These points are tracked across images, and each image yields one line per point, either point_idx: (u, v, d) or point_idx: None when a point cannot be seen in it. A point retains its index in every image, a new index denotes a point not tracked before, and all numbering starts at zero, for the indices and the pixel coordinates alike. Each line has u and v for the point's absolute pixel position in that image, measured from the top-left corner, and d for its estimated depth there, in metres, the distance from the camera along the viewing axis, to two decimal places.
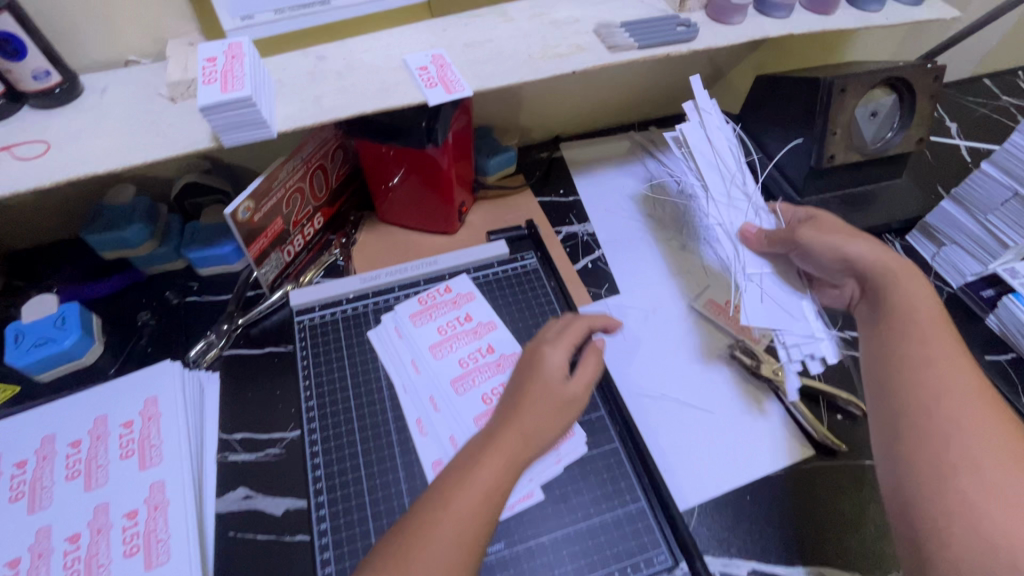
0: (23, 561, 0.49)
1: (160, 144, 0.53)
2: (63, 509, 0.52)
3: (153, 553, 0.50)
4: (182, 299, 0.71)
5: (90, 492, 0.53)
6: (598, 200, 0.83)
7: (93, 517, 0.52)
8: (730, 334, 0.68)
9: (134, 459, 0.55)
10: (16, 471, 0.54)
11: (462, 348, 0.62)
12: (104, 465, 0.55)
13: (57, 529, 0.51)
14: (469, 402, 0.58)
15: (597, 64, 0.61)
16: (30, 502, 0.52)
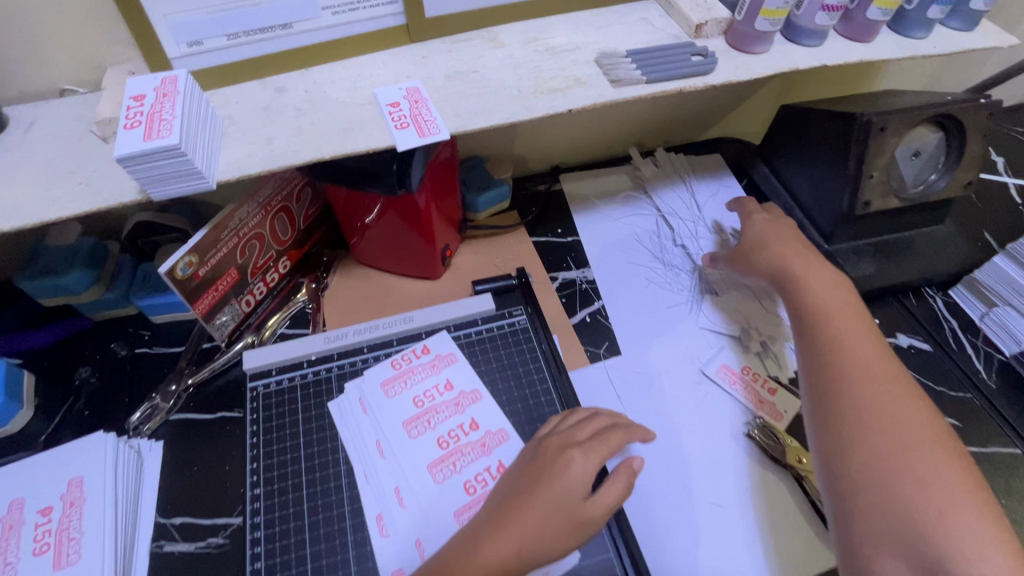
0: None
1: (83, 194, 0.46)
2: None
3: None
4: (130, 351, 0.63)
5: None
6: (600, 242, 0.74)
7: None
8: (745, 406, 0.60)
9: (49, 556, 0.48)
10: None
11: (440, 425, 0.54)
12: (13, 562, 0.47)
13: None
14: (445, 493, 0.50)
15: (598, 101, 0.52)
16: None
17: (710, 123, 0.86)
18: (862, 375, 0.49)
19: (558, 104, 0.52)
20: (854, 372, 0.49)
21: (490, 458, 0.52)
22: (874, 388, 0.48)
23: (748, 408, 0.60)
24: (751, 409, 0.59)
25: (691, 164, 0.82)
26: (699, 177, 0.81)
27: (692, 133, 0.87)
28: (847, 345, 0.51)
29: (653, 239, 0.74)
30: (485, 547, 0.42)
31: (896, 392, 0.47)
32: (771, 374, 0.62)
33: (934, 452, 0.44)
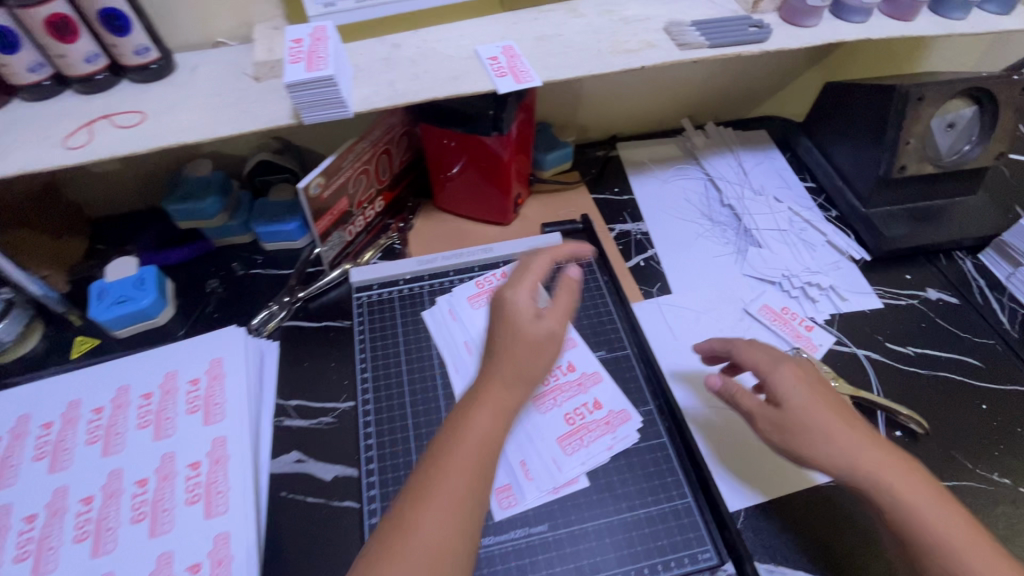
0: (97, 499, 0.52)
1: (244, 118, 0.56)
2: (134, 454, 0.55)
3: (213, 503, 0.52)
4: (247, 270, 0.74)
5: (158, 441, 0.56)
6: (654, 200, 0.82)
7: (161, 464, 0.55)
8: (785, 340, 0.67)
9: (200, 414, 0.58)
10: (94, 416, 0.58)
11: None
12: (172, 417, 0.58)
13: (128, 473, 0.54)
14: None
15: (666, 61, 0.61)
16: (104, 445, 0.56)
17: (757, 103, 0.94)
18: (800, 407, 0.49)
19: (632, 61, 0.60)
20: (798, 401, 0.50)
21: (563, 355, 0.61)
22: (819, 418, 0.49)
23: (788, 342, 0.66)
24: (790, 343, 0.66)
25: (738, 137, 0.90)
26: (748, 148, 0.88)
27: (740, 112, 0.95)
28: (793, 384, 0.51)
29: (702, 199, 0.82)
30: (477, 415, 0.47)
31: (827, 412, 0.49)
32: (808, 315, 0.69)
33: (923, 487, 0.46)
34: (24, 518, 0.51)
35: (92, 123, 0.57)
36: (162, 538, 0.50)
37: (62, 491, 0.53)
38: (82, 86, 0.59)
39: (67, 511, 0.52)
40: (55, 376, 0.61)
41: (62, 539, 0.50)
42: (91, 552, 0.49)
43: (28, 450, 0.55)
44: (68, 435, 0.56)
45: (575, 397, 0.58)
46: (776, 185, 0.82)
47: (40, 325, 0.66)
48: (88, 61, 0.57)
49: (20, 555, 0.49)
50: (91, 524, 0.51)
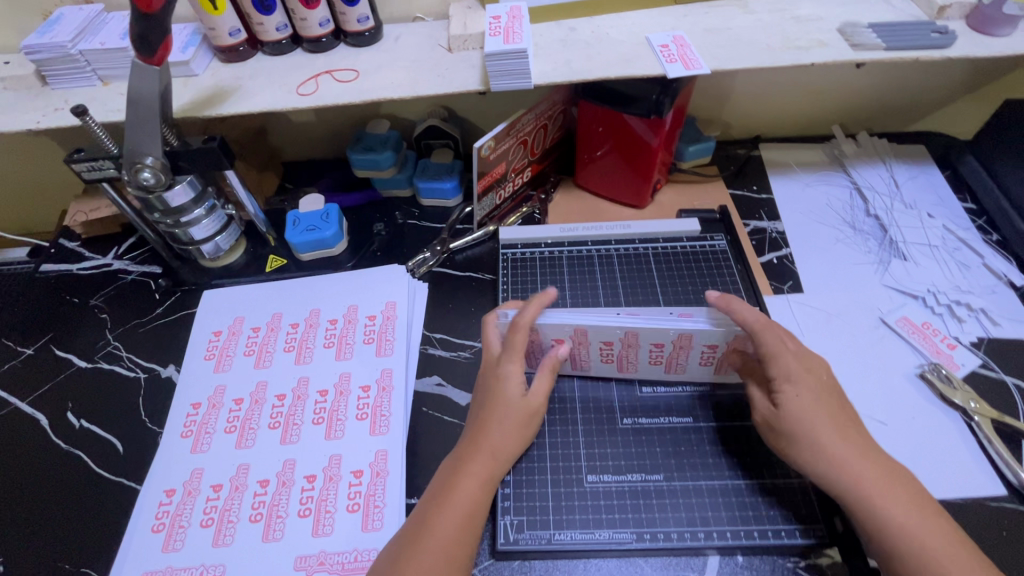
0: (288, 397, 0.62)
1: (440, 82, 0.65)
2: (320, 367, 0.65)
3: (377, 423, 0.60)
4: (406, 220, 0.84)
5: (339, 360, 0.65)
6: (793, 202, 0.82)
7: (339, 380, 0.64)
8: (922, 354, 0.65)
9: (373, 346, 0.67)
10: (292, 329, 0.68)
11: (592, 356, 0.57)
12: (352, 343, 0.67)
13: (313, 381, 0.64)
14: (645, 372, 0.59)
15: (839, 59, 0.62)
16: (297, 354, 0.66)
17: (917, 117, 0.90)
18: (795, 417, 0.50)
19: (802, 57, 0.62)
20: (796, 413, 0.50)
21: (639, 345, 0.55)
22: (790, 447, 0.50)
23: (925, 356, 0.65)
24: (927, 357, 0.65)
25: (892, 150, 0.87)
26: (901, 161, 0.85)
27: (897, 125, 0.91)
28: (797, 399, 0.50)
29: (846, 207, 0.80)
30: (461, 483, 0.49)
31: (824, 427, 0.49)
32: (952, 334, 0.66)
33: (903, 498, 0.46)
34: (234, 399, 0.63)
35: (317, 77, 0.68)
36: (336, 442, 0.59)
37: (262, 385, 0.63)
38: (311, 45, 0.71)
39: (266, 401, 0.62)
40: (254, 286, 0.74)
41: (261, 423, 0.61)
42: (281, 439, 0.59)
43: (240, 345, 0.67)
44: (271, 339, 0.68)
45: (683, 354, 0.56)
46: (934, 202, 0.79)
47: (244, 241, 0.80)
48: (320, 26, 0.69)
49: (229, 427, 0.60)
50: (282, 416, 0.61)
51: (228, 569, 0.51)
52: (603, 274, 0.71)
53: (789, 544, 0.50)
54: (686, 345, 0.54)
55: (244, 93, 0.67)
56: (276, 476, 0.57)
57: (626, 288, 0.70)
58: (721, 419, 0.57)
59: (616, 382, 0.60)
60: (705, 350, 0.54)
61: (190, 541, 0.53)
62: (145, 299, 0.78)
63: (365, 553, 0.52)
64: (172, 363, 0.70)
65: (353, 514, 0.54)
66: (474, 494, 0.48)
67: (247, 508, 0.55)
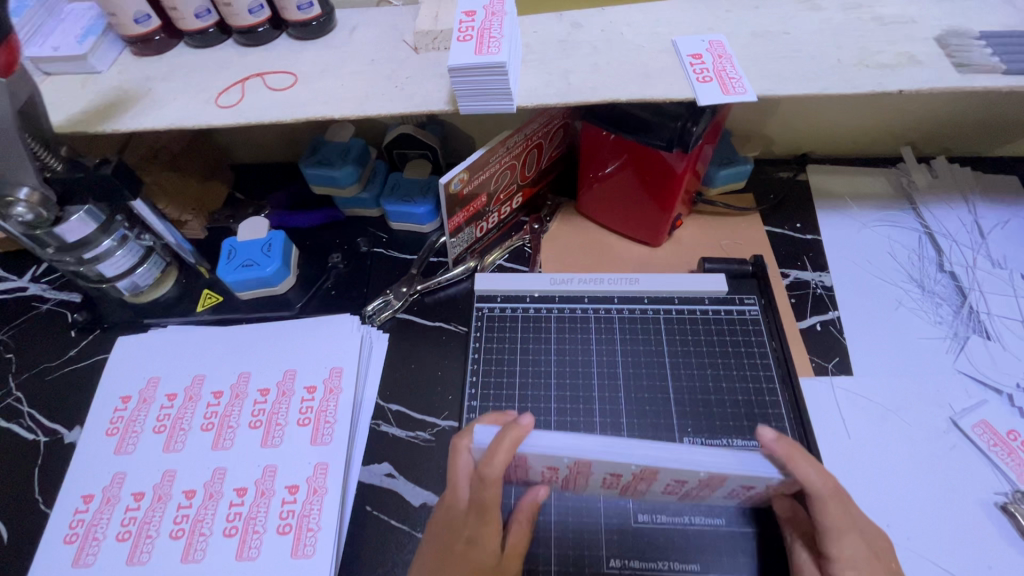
0: (198, 497, 0.50)
1: (397, 97, 0.49)
2: (241, 457, 0.52)
3: (301, 542, 0.48)
4: (370, 248, 0.70)
5: (265, 448, 0.53)
6: (846, 248, 0.66)
7: (262, 477, 0.51)
8: (1005, 476, 0.50)
9: (309, 431, 0.54)
10: (212, 400, 0.56)
11: (590, 482, 0.43)
12: (282, 425, 0.54)
13: (231, 475, 0.51)
14: (654, 497, 0.45)
15: (937, 86, 0.45)
16: (216, 436, 0.54)
17: (1012, 140, 0.72)
18: None
19: (887, 82, 0.45)
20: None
21: (656, 479, 0.41)
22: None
23: (1009, 480, 0.50)
24: (1012, 482, 0.50)
25: (977, 183, 0.69)
26: (989, 200, 0.67)
27: (983, 147, 0.73)
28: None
29: (913, 259, 0.64)
30: None
31: None
32: None
33: None
34: (133, 494, 0.51)
35: (245, 82, 0.53)
36: (248, 565, 0.47)
37: (168, 477, 0.51)
38: (242, 37, 0.55)
39: (170, 500, 0.50)
40: (176, 333, 0.61)
41: (161, 530, 0.49)
42: (182, 556, 0.48)
43: (150, 419, 0.55)
44: (187, 413, 0.55)
45: (709, 490, 0.42)
46: None
47: (174, 270, 0.67)
48: (250, 13, 0.53)
49: (122, 534, 0.49)
50: (187, 523, 0.49)
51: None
52: (599, 340, 0.57)
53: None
54: (715, 483, 0.41)
55: (153, 100, 0.53)
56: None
57: (627, 364, 0.56)
58: (738, 569, 0.44)
59: (605, 506, 0.47)
60: (737, 488, 0.41)
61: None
62: (59, 337, 0.66)
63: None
64: (78, 424, 0.59)
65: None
66: None
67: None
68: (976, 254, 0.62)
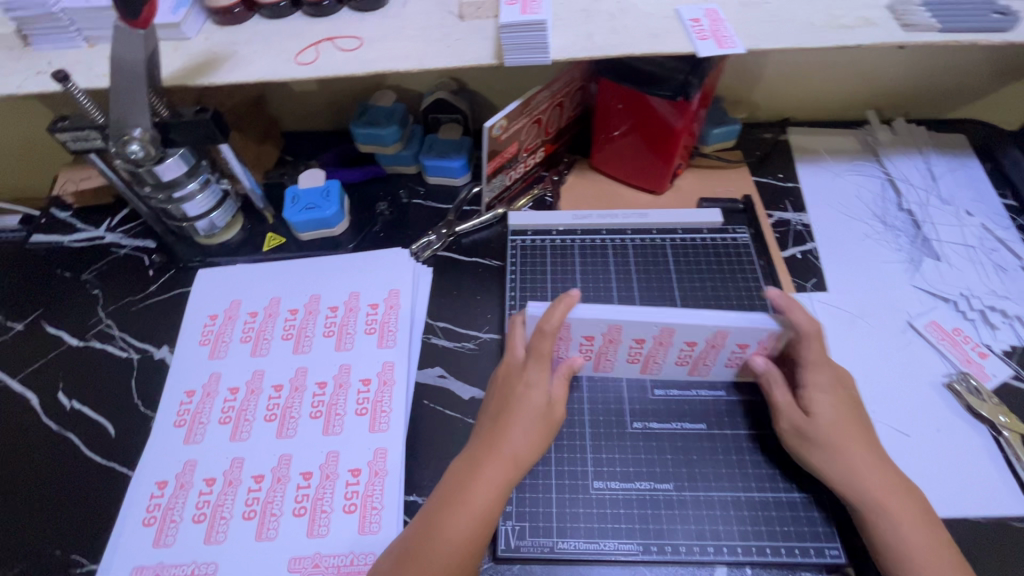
0: (285, 388, 0.60)
1: (450, 54, 0.60)
2: (319, 358, 0.62)
3: (377, 420, 0.58)
4: (411, 199, 0.80)
5: (339, 351, 0.63)
6: (821, 193, 0.77)
7: (339, 372, 0.61)
8: (951, 362, 0.62)
9: (375, 337, 0.64)
10: (290, 315, 0.66)
11: (618, 355, 0.54)
12: (352, 333, 0.64)
13: (312, 371, 0.61)
14: (670, 372, 0.56)
15: (887, 41, 0.56)
16: (296, 343, 0.64)
17: (960, 104, 0.84)
18: (824, 425, 0.48)
19: (848, 38, 0.56)
20: (824, 422, 0.48)
21: (670, 343, 0.52)
22: (817, 454, 0.48)
23: (954, 365, 0.62)
24: (956, 366, 0.61)
25: (930, 139, 0.81)
26: (940, 152, 0.79)
27: (936, 111, 0.85)
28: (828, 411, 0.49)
29: (876, 200, 0.76)
30: (477, 486, 0.46)
31: (851, 437, 0.48)
32: (983, 341, 0.63)
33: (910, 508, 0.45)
34: (230, 389, 0.60)
35: (318, 44, 0.63)
36: (333, 438, 0.57)
37: (259, 373, 0.61)
38: (312, 8, 0.65)
39: (262, 391, 0.60)
40: (251, 265, 0.71)
41: (257, 414, 0.59)
42: (277, 433, 0.57)
43: (236, 331, 0.65)
44: (269, 326, 0.65)
45: (715, 355, 0.53)
46: (972, 198, 0.74)
47: (241, 217, 0.76)
48: None
49: (224, 418, 0.58)
50: (279, 409, 0.59)
51: (220, 568, 0.50)
52: (616, 263, 0.68)
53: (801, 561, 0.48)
54: (719, 344, 0.51)
55: (240, 60, 0.62)
56: (271, 473, 0.55)
57: (641, 282, 0.66)
58: (737, 427, 0.54)
59: (627, 384, 0.57)
60: (736, 350, 0.52)
61: (184, 537, 0.52)
62: (139, 275, 0.75)
63: (360, 557, 0.50)
64: (166, 344, 0.68)
65: (350, 515, 0.53)
66: (488, 501, 0.45)
67: (240, 505, 0.53)
68: (929, 195, 0.74)
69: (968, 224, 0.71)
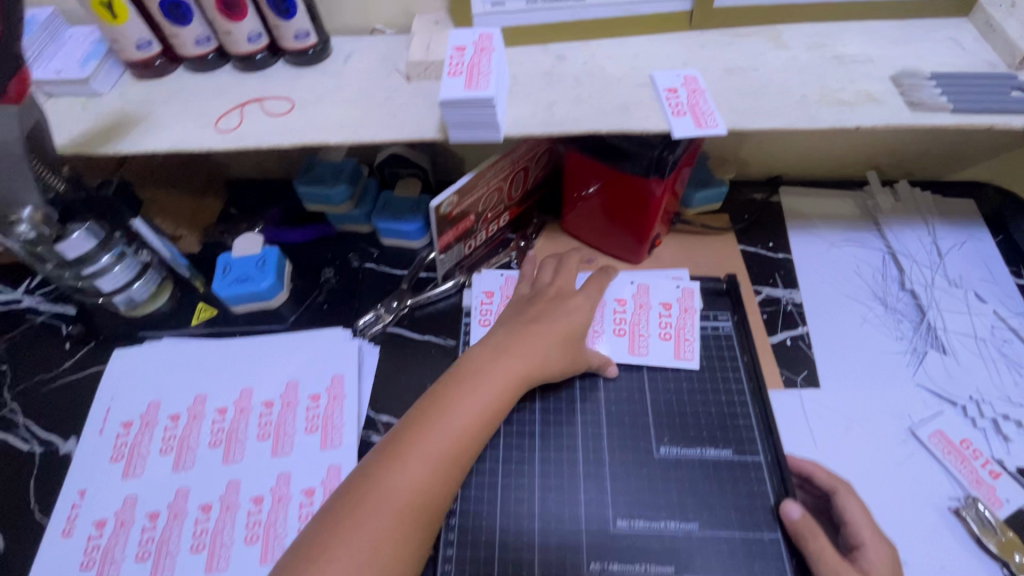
0: (214, 510, 0.52)
1: (390, 124, 0.52)
2: (252, 467, 0.54)
3: (269, 549, 0.50)
4: (361, 263, 0.72)
5: (275, 458, 0.54)
6: (816, 267, 0.70)
7: (276, 484, 0.53)
8: (958, 483, 0.54)
9: (318, 436, 0.56)
10: (217, 416, 0.57)
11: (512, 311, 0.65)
12: (291, 434, 0.56)
13: (245, 486, 0.53)
14: (612, 349, 0.58)
15: (892, 123, 0.48)
16: (225, 451, 0.55)
17: (968, 165, 0.77)
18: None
19: (846, 118, 0.49)
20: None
21: (606, 302, 0.62)
22: None
23: (962, 487, 0.54)
24: (964, 488, 0.54)
25: (936, 204, 0.74)
26: (947, 221, 0.72)
27: (942, 171, 0.78)
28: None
29: (877, 277, 0.68)
30: (467, 396, 0.46)
31: None
32: (995, 456, 0.55)
33: None
34: (94, 523, 0.52)
35: (243, 107, 0.56)
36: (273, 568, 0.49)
37: (182, 494, 0.52)
38: (241, 62, 0.58)
39: (186, 516, 0.51)
40: (156, 350, 0.62)
41: (181, 546, 0.50)
42: (204, 568, 0.49)
43: (155, 440, 0.56)
44: (193, 431, 0.56)
45: (646, 318, 0.61)
46: (984, 279, 0.66)
47: (169, 286, 0.68)
48: (249, 41, 0.56)
49: (86, 562, 0.50)
50: (152, 545, 0.50)
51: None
52: None
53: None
54: (645, 304, 0.62)
55: (154, 123, 0.55)
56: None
57: (609, 379, 0.57)
58: (710, 569, 0.47)
59: (584, 481, 0.51)
60: (662, 310, 0.61)
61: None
62: (55, 348, 0.67)
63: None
64: (74, 435, 0.60)
65: None
66: (478, 411, 0.46)
67: None
68: (935, 274, 0.67)
69: (978, 311, 0.63)
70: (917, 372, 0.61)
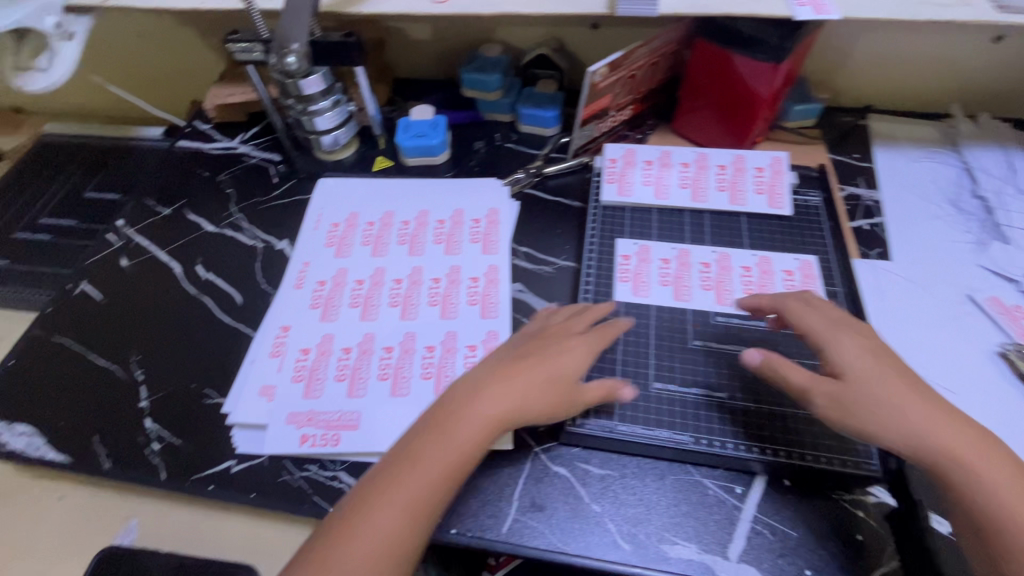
0: (405, 282, 0.71)
1: (566, 2, 0.67)
2: (431, 260, 0.73)
3: (447, 309, 0.68)
4: (504, 142, 0.88)
5: (449, 255, 0.73)
6: (896, 175, 0.81)
7: (450, 271, 0.71)
8: (1006, 335, 0.65)
9: (479, 245, 0.74)
10: (403, 225, 0.76)
11: (636, 177, 0.75)
12: (459, 241, 0.74)
13: (427, 270, 0.72)
14: (715, 202, 0.72)
15: (980, 19, 0.60)
16: (410, 248, 0.74)
17: None
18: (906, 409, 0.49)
19: (941, 14, 0.60)
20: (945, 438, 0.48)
21: (710, 168, 0.75)
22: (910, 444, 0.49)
23: (1010, 338, 0.64)
24: (1012, 338, 0.64)
25: (1015, 135, 0.83)
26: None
27: None
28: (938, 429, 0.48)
29: (951, 186, 0.79)
30: (467, 429, 0.51)
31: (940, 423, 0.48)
32: None
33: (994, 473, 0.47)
34: (318, 282, 0.71)
35: None
36: (450, 321, 0.67)
37: (381, 270, 0.72)
38: None
39: (384, 283, 0.71)
40: (358, 181, 0.81)
41: (382, 301, 0.69)
42: (400, 315, 0.68)
43: (359, 236, 0.76)
44: (386, 233, 0.76)
45: (744, 180, 0.73)
46: None
47: (355, 142, 0.86)
48: None
49: (315, 304, 0.69)
50: (362, 297, 0.70)
51: (317, 413, 0.61)
52: (693, 214, 0.73)
53: (833, 471, 0.55)
54: (743, 168, 0.74)
55: None
56: (357, 346, 0.66)
57: (713, 228, 0.71)
58: (790, 355, 0.61)
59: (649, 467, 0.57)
60: (785, 277, 0.66)
61: (283, 391, 0.63)
62: (265, 180, 0.86)
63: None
64: (286, 239, 0.79)
65: (426, 380, 0.62)
66: (474, 438, 0.51)
67: (333, 369, 0.64)
68: (1005, 185, 0.77)
69: None
70: (979, 256, 0.71)
